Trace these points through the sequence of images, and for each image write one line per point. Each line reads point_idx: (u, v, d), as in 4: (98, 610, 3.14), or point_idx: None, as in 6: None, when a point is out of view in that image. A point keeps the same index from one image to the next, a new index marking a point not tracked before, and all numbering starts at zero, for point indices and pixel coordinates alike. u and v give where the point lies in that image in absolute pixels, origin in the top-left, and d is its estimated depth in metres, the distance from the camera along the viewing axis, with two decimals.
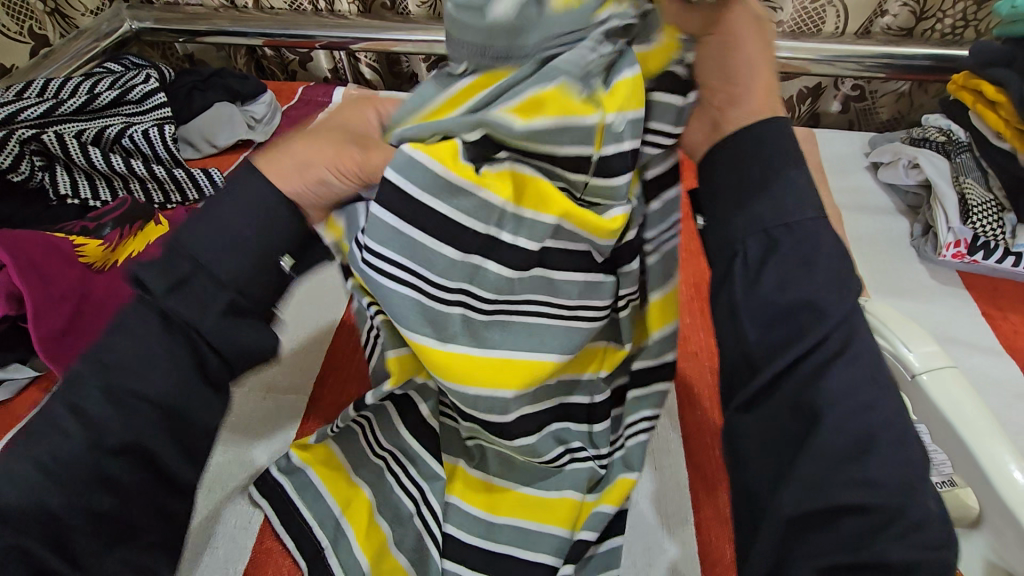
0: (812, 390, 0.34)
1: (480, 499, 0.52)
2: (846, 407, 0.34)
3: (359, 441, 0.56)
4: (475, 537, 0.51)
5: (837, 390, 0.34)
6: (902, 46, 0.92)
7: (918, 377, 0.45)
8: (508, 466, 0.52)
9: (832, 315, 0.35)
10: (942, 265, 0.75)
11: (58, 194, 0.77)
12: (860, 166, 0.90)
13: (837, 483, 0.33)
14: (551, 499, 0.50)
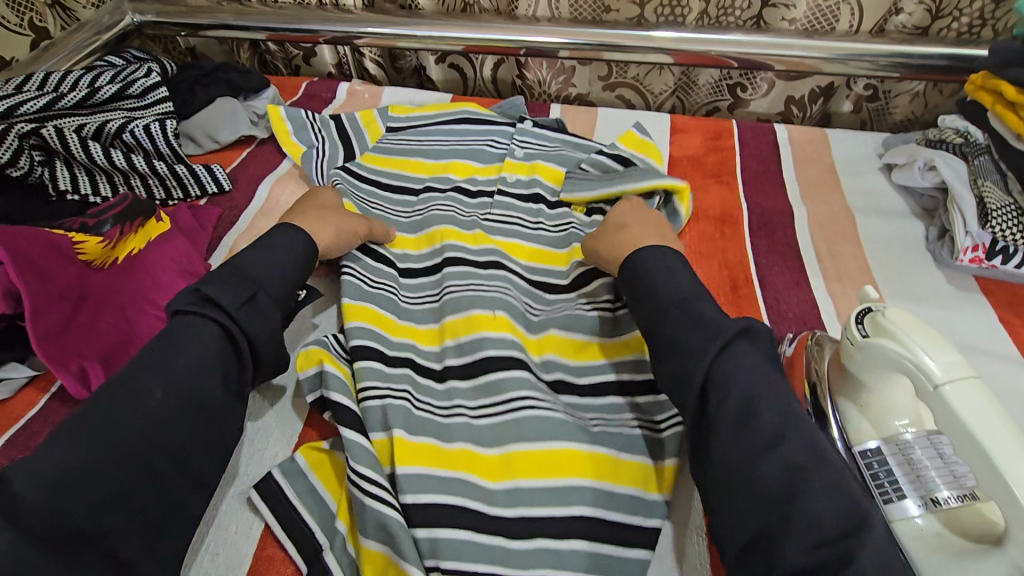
0: (738, 431, 0.45)
1: (472, 465, 0.54)
2: (733, 428, 0.45)
3: None
4: (462, 498, 0.52)
5: (737, 420, 0.45)
6: (918, 45, 0.90)
7: (940, 387, 0.44)
8: (496, 433, 0.56)
9: (720, 333, 0.49)
10: (958, 270, 0.73)
11: (58, 189, 0.75)
12: (873, 167, 0.89)
13: (762, 488, 0.42)
14: (536, 451, 0.54)
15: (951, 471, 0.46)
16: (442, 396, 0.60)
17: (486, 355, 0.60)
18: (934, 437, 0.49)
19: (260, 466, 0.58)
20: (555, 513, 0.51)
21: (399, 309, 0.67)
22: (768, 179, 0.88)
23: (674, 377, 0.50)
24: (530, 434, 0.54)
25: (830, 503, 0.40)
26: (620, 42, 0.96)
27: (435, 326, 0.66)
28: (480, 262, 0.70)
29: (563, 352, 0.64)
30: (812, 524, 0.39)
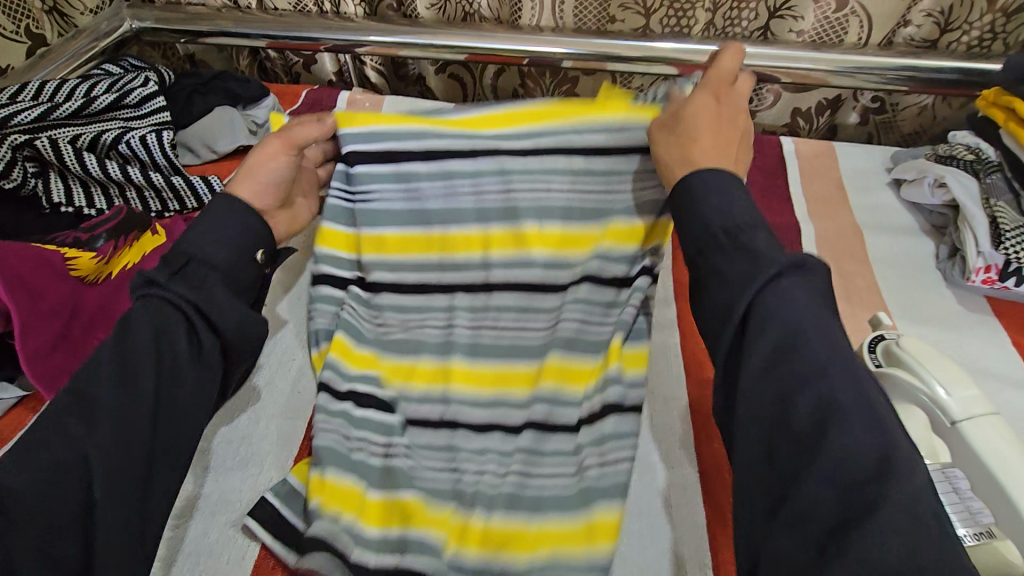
0: (769, 364, 0.40)
1: (454, 505, 0.54)
2: (764, 363, 0.40)
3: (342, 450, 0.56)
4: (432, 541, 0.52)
5: (769, 356, 0.40)
6: (927, 59, 0.88)
7: (957, 424, 0.43)
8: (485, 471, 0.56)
9: (765, 263, 0.42)
10: (969, 290, 0.72)
11: (52, 202, 0.74)
12: (881, 182, 0.87)
13: (789, 430, 0.38)
14: (521, 492, 0.54)
15: (966, 508, 0.42)
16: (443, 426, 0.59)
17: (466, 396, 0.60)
18: (948, 470, 0.44)
19: (254, 491, 0.56)
20: (536, 548, 0.51)
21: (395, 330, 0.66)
22: (774, 194, 0.86)
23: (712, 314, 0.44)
24: (518, 471, 0.56)
25: (867, 443, 0.35)
26: (624, 53, 0.95)
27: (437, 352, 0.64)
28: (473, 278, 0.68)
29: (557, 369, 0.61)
30: (841, 465, 0.35)
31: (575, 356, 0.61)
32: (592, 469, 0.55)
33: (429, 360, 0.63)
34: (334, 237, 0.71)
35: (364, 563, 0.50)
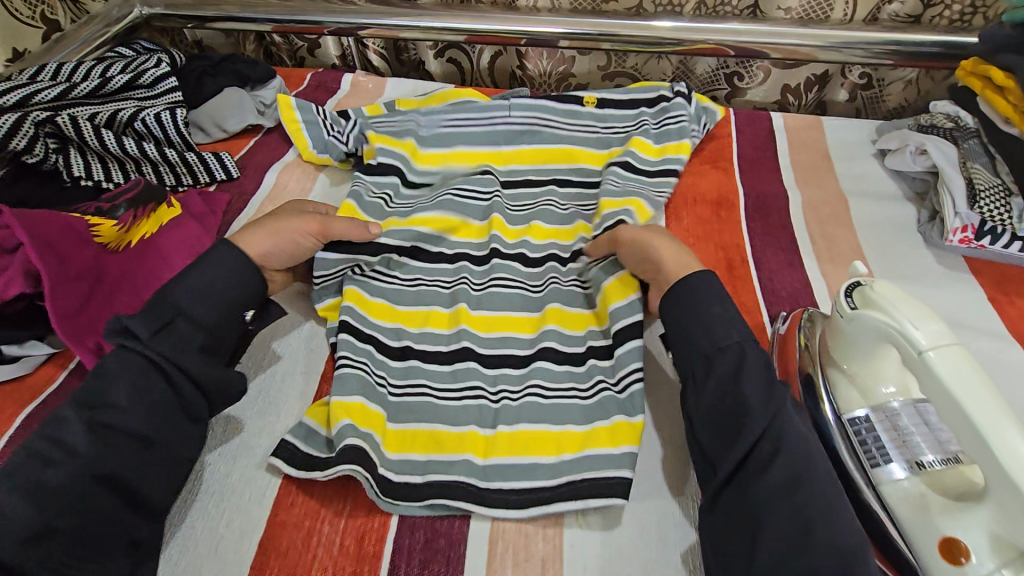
0: (761, 474, 0.47)
1: (466, 444, 0.57)
2: (755, 467, 0.48)
3: (371, 385, 0.61)
4: (447, 474, 0.55)
5: (758, 461, 0.48)
6: (910, 33, 0.91)
7: (924, 354, 0.45)
8: (493, 413, 0.60)
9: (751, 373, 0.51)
10: (948, 250, 0.75)
11: (72, 176, 0.77)
12: (867, 153, 0.91)
13: (775, 523, 0.45)
14: (533, 430, 0.58)
15: (935, 437, 0.48)
16: (453, 375, 0.63)
17: (464, 347, 0.64)
18: (919, 404, 0.50)
19: (271, 438, 0.60)
20: (547, 485, 0.54)
21: (399, 294, 0.70)
22: (763, 165, 0.90)
23: (713, 412, 0.52)
24: (527, 416, 0.59)
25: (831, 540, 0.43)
26: (618, 32, 0.98)
27: (450, 310, 0.69)
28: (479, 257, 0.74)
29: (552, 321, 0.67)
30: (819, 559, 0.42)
31: (564, 336, 0.66)
32: (593, 416, 0.59)
33: (439, 307, 0.69)
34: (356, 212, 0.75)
35: (391, 477, 0.55)
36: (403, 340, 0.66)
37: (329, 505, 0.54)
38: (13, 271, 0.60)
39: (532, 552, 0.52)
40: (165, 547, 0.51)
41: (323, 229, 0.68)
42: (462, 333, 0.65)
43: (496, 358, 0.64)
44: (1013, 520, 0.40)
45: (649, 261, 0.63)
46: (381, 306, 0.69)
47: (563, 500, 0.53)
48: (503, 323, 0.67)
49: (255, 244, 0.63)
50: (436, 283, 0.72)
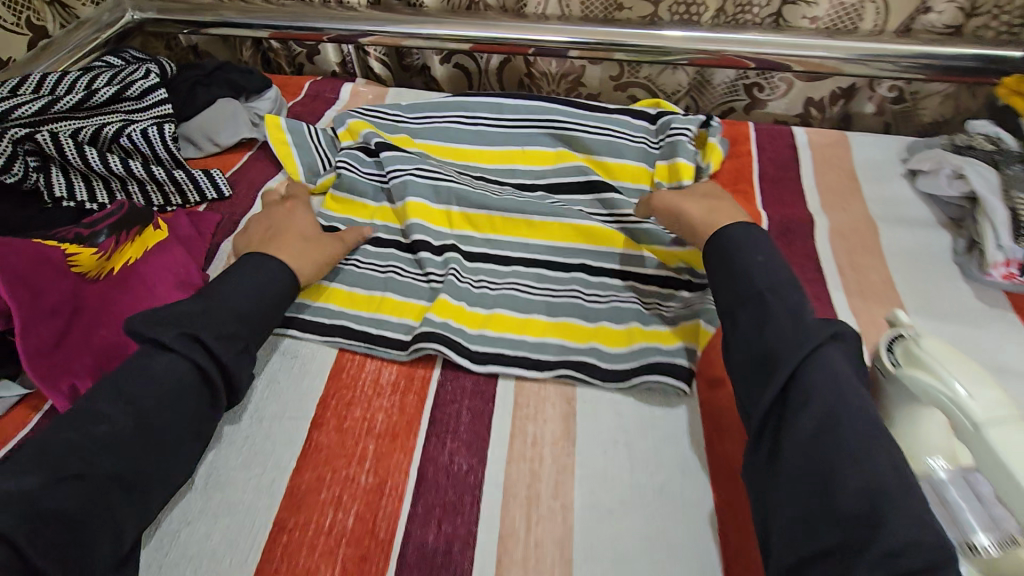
0: None
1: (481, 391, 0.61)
2: None
3: (397, 338, 0.65)
4: (471, 453, 0.56)
5: None
6: (946, 46, 0.86)
7: (980, 428, 0.40)
8: (504, 473, 0.55)
9: None
10: (987, 284, 0.70)
11: (53, 195, 0.73)
12: (896, 173, 0.85)
13: None
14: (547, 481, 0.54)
15: (989, 514, 0.43)
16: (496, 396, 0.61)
17: (489, 350, 0.63)
18: (968, 474, 0.46)
19: (256, 492, 0.53)
20: (576, 564, 0.49)
21: (409, 288, 0.70)
22: (786, 185, 0.85)
23: None
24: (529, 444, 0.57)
25: None
26: (632, 42, 0.93)
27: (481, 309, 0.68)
28: (503, 275, 0.71)
29: (561, 336, 0.65)
30: None
31: (601, 355, 0.63)
32: (613, 480, 0.54)
33: (419, 300, 0.69)
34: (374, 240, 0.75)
35: (408, 441, 0.57)
36: (346, 321, 0.66)
37: (317, 573, 0.48)
38: None
39: None
40: None
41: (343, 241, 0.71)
42: (496, 343, 0.64)
43: (490, 355, 0.63)
44: None
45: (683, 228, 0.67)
46: (352, 296, 0.69)
47: (582, 556, 0.49)
48: (502, 326, 0.66)
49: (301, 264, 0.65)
50: (410, 278, 0.71)
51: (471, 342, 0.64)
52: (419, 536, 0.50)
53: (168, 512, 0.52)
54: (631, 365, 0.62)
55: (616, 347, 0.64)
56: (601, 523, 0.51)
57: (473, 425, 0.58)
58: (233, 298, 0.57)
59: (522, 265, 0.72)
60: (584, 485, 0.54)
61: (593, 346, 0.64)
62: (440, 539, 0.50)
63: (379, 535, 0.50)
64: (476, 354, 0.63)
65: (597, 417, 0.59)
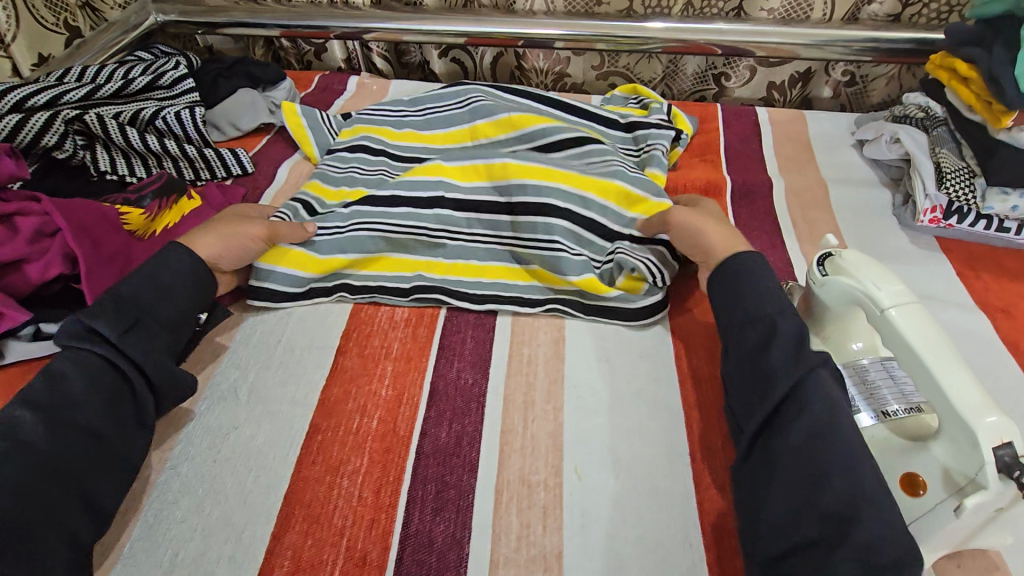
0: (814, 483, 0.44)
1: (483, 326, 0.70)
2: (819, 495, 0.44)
3: (403, 286, 0.72)
4: (474, 371, 0.65)
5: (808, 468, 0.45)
6: (886, 32, 0.98)
7: (886, 311, 0.50)
8: (503, 385, 0.64)
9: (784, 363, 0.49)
10: (920, 231, 0.80)
11: (99, 170, 0.82)
12: (845, 143, 0.96)
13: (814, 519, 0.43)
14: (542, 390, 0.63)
15: (899, 389, 0.54)
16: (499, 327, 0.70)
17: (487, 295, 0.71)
18: (886, 361, 0.56)
19: (292, 403, 0.62)
20: (564, 450, 0.58)
21: (398, 243, 0.73)
22: (749, 155, 0.95)
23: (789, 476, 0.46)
24: (526, 363, 0.66)
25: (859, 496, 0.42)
26: (611, 32, 1.04)
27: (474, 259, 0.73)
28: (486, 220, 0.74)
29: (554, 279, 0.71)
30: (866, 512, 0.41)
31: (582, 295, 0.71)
32: (597, 388, 0.64)
33: (411, 253, 0.74)
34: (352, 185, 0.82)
35: (423, 363, 0.66)
36: (343, 280, 0.72)
37: (348, 462, 0.57)
38: (54, 253, 0.65)
39: (535, 501, 0.55)
40: (197, 501, 0.55)
41: (274, 232, 0.70)
42: (495, 289, 0.72)
43: (488, 296, 0.71)
44: (961, 452, 0.45)
45: (699, 248, 0.65)
46: (335, 257, 0.72)
47: (570, 444, 0.59)
48: (497, 273, 0.73)
49: (204, 247, 0.67)
50: (394, 228, 0.73)
51: (471, 290, 0.72)
52: (434, 434, 0.60)
53: (218, 420, 0.61)
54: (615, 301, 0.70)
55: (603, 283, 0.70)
56: (586, 421, 0.61)
57: (481, 351, 0.67)
58: (131, 286, 0.60)
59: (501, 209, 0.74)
60: (573, 393, 0.63)
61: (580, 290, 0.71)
62: (450, 435, 0.60)
63: (400, 433, 0.60)
64: (475, 298, 0.71)
65: (583, 341, 0.68)
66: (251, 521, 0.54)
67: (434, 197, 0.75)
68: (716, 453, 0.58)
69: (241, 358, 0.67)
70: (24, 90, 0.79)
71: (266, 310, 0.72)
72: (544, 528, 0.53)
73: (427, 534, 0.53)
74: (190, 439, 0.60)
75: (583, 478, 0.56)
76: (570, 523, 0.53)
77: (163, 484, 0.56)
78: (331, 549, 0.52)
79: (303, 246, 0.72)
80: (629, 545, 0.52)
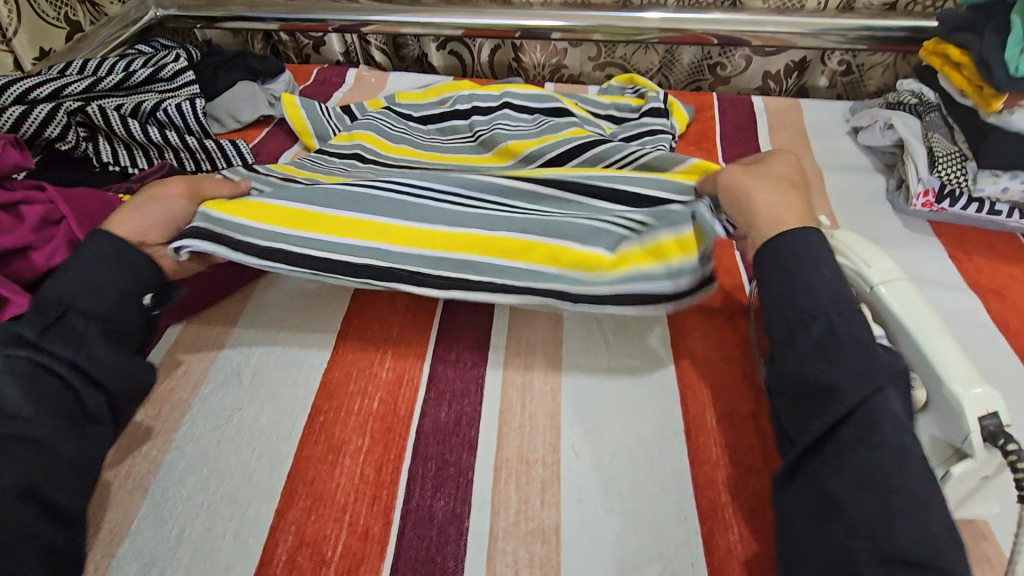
0: None
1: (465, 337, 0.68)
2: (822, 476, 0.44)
3: (348, 262, 0.63)
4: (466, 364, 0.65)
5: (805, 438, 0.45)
6: (880, 20, 0.99)
7: (876, 288, 0.52)
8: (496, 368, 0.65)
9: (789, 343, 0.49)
10: (913, 215, 0.81)
11: (101, 161, 0.84)
12: (840, 131, 0.97)
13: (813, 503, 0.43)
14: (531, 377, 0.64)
15: None
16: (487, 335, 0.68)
17: (445, 272, 0.63)
18: None
19: (294, 386, 0.63)
20: (559, 429, 0.59)
21: (357, 216, 0.66)
22: (744, 143, 0.96)
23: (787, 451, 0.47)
24: (516, 351, 0.67)
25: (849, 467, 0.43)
26: (607, 23, 1.05)
27: (438, 232, 0.65)
28: (457, 201, 0.68)
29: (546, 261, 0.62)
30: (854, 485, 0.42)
31: (570, 278, 0.62)
32: (595, 371, 0.64)
33: (368, 222, 0.65)
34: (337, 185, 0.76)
35: (422, 347, 0.67)
36: (283, 245, 0.63)
37: (350, 441, 0.59)
38: (59, 241, 0.66)
39: (533, 477, 0.56)
40: (202, 480, 0.56)
41: (195, 189, 0.66)
42: (455, 262, 0.63)
43: (454, 280, 0.62)
44: (945, 421, 0.46)
45: (745, 214, 0.58)
46: (286, 218, 0.65)
47: (566, 424, 0.60)
48: (465, 246, 0.64)
49: (123, 225, 0.60)
50: (358, 205, 0.67)
51: (423, 267, 0.63)
52: (433, 414, 0.61)
53: (222, 402, 0.62)
54: (613, 289, 0.61)
55: (606, 269, 0.61)
56: (582, 402, 0.61)
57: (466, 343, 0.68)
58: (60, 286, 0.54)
59: (480, 190, 0.70)
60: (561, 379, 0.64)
61: (569, 272, 0.62)
62: (450, 415, 0.61)
63: (400, 413, 0.61)
64: (428, 275, 0.63)
65: (580, 324, 0.69)
66: (255, 498, 0.55)
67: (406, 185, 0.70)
68: (709, 431, 0.59)
69: (242, 343, 0.68)
70: (27, 82, 0.81)
71: (263, 297, 0.73)
72: (540, 505, 0.54)
73: (427, 509, 0.54)
74: (195, 421, 0.61)
75: (580, 455, 0.57)
76: (567, 501, 0.54)
77: (170, 464, 0.58)
78: (333, 524, 0.53)
79: (253, 201, 0.66)
80: (625, 521, 0.53)
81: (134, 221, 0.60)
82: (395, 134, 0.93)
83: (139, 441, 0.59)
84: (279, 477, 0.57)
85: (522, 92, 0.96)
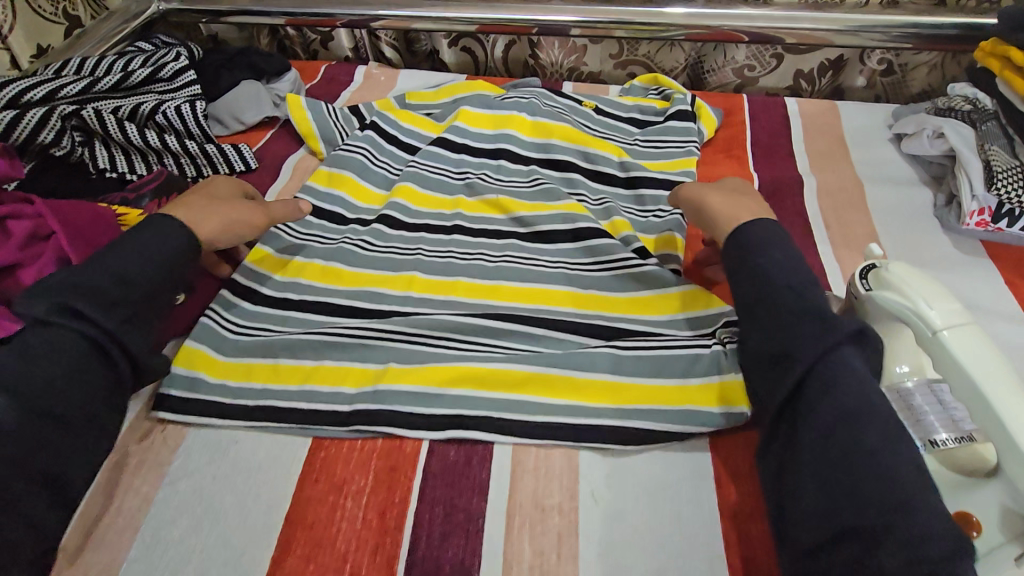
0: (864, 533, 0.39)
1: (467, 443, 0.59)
2: None
3: (342, 409, 0.58)
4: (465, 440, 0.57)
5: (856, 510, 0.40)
6: (929, 16, 0.91)
7: (939, 333, 0.46)
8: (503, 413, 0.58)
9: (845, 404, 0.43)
10: (965, 234, 0.75)
11: (98, 167, 0.80)
12: (882, 138, 0.90)
13: None
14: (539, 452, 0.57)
15: (949, 415, 0.49)
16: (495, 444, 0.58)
17: (456, 420, 0.57)
18: (933, 385, 0.52)
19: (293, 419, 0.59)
20: (578, 476, 0.55)
21: (351, 355, 0.62)
22: (777, 151, 0.90)
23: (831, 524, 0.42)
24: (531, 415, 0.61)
25: None
26: (631, 19, 0.99)
27: (433, 366, 0.60)
28: (458, 323, 0.64)
29: (549, 391, 0.58)
30: None
31: (570, 413, 0.57)
32: None
33: (362, 364, 0.61)
34: (327, 272, 0.71)
35: None
36: (273, 400, 0.59)
37: (352, 481, 0.55)
38: (48, 257, 0.62)
39: (549, 527, 0.52)
40: (196, 521, 0.53)
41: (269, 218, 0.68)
42: (456, 405, 0.58)
43: (450, 419, 0.57)
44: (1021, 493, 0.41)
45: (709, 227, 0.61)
46: (274, 367, 0.62)
47: (586, 468, 0.55)
48: (466, 381, 0.59)
49: (205, 228, 0.60)
50: (349, 338, 0.63)
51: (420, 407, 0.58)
52: (442, 452, 0.57)
53: (217, 433, 0.59)
54: (619, 422, 0.56)
55: (608, 401, 0.58)
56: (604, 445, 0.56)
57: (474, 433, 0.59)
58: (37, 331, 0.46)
59: (485, 318, 0.65)
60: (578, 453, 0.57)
61: (563, 404, 0.58)
62: (459, 454, 0.56)
63: (406, 450, 0.57)
64: (432, 426, 0.57)
65: None
66: (250, 543, 0.51)
67: (397, 308, 0.68)
68: (741, 477, 0.54)
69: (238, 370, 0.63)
70: (19, 85, 0.77)
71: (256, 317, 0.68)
72: (559, 561, 0.50)
73: (434, 561, 0.50)
74: (190, 454, 0.57)
75: (601, 505, 0.53)
76: (589, 557, 0.50)
77: (162, 501, 0.54)
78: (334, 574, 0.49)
79: (237, 355, 0.63)
80: None
81: (214, 225, 0.60)
82: (381, 172, 0.85)
83: (131, 477, 0.56)
84: (278, 520, 0.53)
85: (519, 139, 0.86)
